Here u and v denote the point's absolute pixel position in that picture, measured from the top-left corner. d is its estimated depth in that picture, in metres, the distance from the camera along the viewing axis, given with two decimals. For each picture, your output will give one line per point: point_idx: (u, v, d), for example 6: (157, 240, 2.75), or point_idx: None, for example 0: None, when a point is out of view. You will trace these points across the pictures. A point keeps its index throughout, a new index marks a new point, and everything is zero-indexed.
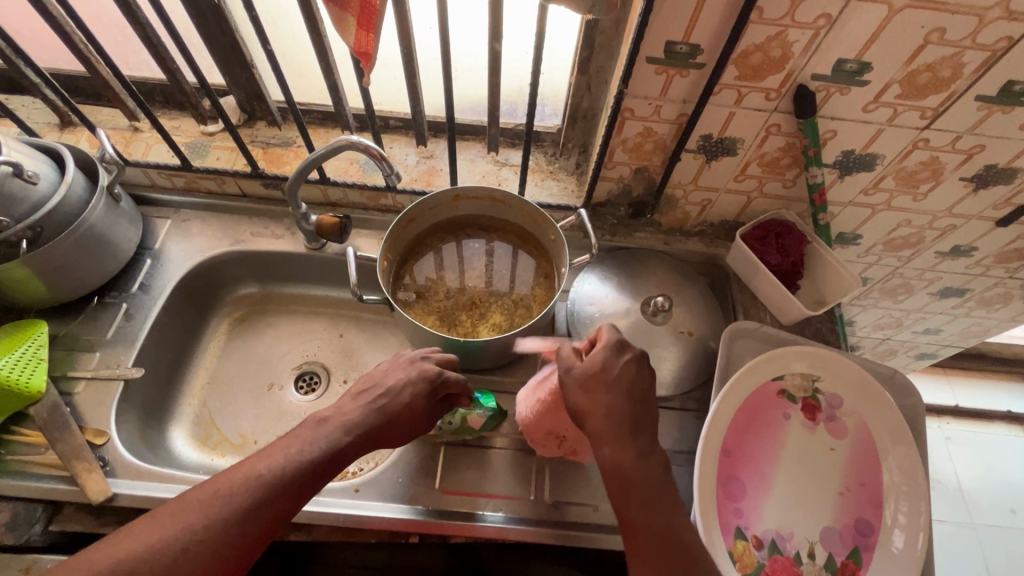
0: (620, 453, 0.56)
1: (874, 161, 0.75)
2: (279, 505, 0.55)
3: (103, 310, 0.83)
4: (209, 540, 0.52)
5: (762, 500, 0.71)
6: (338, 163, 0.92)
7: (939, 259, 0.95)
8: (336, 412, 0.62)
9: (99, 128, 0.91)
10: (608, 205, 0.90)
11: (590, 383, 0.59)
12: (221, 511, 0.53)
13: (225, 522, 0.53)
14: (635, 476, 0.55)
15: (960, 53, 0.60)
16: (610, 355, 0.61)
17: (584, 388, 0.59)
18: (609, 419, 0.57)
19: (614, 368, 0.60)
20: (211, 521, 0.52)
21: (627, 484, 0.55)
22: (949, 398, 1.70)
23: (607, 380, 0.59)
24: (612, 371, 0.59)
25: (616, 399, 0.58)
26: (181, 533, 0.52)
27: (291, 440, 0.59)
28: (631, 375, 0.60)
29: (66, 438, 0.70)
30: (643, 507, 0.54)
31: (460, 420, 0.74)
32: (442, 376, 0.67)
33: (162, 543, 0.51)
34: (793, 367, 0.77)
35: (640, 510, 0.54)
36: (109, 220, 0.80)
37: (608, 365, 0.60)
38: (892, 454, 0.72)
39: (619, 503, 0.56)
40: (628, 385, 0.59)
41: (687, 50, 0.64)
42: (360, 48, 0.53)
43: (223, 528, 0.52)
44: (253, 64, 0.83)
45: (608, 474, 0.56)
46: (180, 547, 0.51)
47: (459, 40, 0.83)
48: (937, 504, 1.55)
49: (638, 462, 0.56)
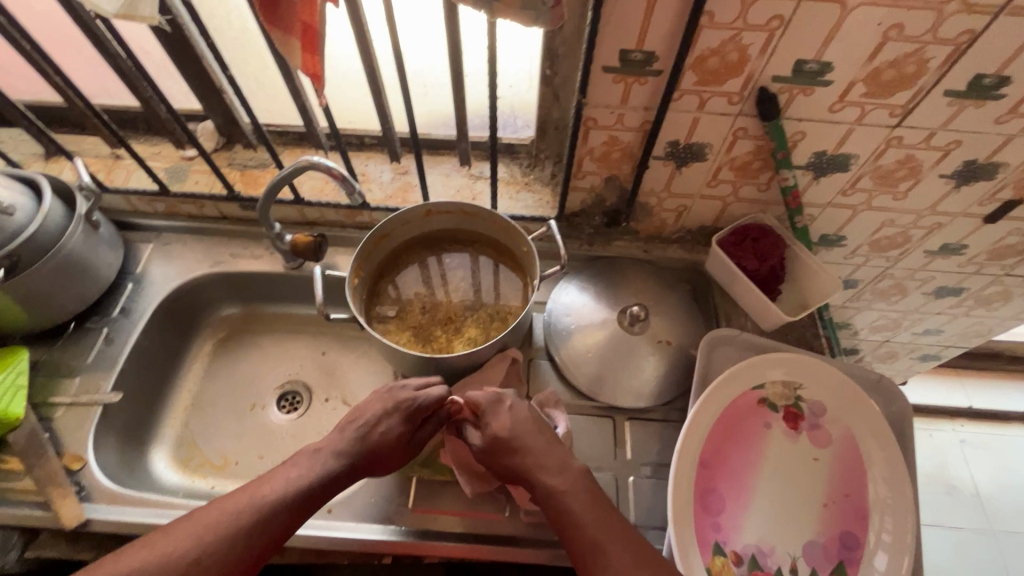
0: (545, 485, 0.58)
1: (849, 161, 0.74)
2: (282, 522, 0.56)
3: (84, 334, 0.85)
4: (218, 557, 0.52)
5: (742, 513, 0.68)
6: (314, 182, 0.92)
7: (929, 258, 0.92)
8: (329, 440, 0.62)
9: (81, 157, 0.93)
10: (582, 214, 0.89)
11: (493, 439, 0.61)
12: (230, 529, 0.53)
13: (232, 540, 0.53)
14: (566, 503, 0.57)
15: (922, 49, 0.59)
16: (491, 411, 0.64)
17: (486, 445, 0.62)
18: (524, 458, 0.60)
19: (502, 415, 0.63)
20: (222, 538, 0.53)
21: (562, 514, 0.57)
22: (962, 399, 1.64)
23: (503, 429, 0.62)
24: (504, 419, 0.63)
25: (522, 437, 0.61)
26: (194, 547, 0.52)
27: (294, 463, 0.60)
28: (520, 415, 0.64)
29: (42, 464, 0.71)
30: (587, 528, 0.55)
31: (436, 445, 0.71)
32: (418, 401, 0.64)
33: (175, 555, 0.52)
34: (772, 375, 0.75)
35: (586, 534, 0.55)
36: (88, 246, 0.81)
37: (500, 420, 0.63)
38: (877, 463, 0.69)
39: (569, 535, 0.56)
40: (527, 426, 0.63)
41: (642, 57, 0.63)
42: (308, 70, 0.53)
43: (231, 546, 0.53)
44: (224, 89, 0.84)
45: (543, 506, 0.58)
46: (191, 560, 0.52)
47: (425, 56, 0.83)
48: (953, 510, 1.49)
49: (566, 486, 0.58)
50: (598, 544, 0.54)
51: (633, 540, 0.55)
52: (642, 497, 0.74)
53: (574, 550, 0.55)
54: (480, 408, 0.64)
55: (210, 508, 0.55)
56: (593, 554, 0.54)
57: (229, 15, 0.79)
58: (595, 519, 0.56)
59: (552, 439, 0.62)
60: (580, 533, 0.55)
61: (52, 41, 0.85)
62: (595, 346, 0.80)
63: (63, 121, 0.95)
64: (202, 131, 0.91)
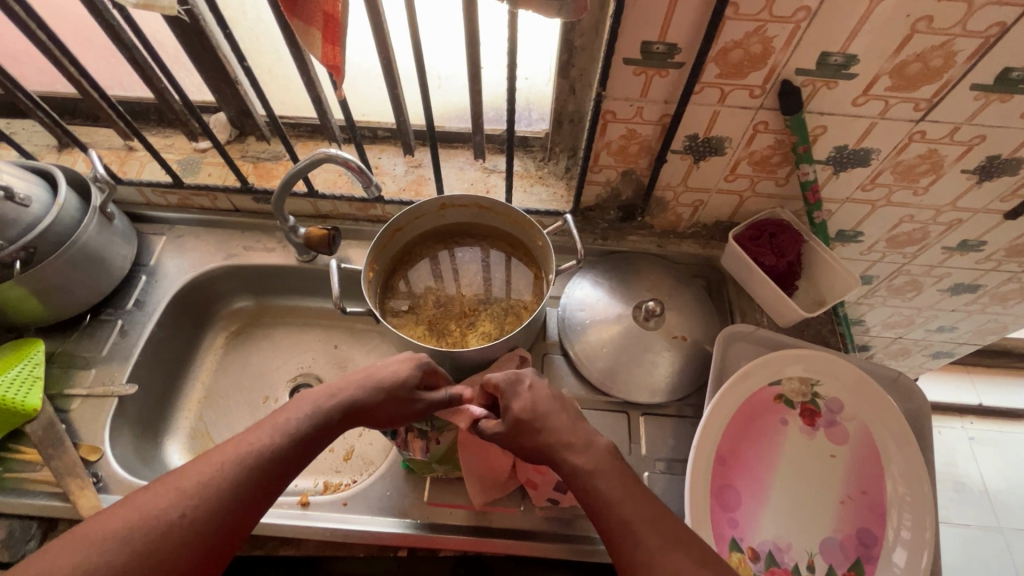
0: (573, 465, 0.57)
1: (869, 156, 0.73)
2: (270, 480, 0.54)
3: (99, 326, 0.85)
4: (203, 512, 0.50)
5: (759, 509, 0.68)
6: (327, 175, 0.92)
7: (947, 254, 0.91)
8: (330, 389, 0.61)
9: (94, 149, 0.93)
10: (598, 209, 0.89)
11: (516, 421, 0.61)
12: (217, 484, 0.51)
13: (220, 499, 0.51)
14: (594, 483, 0.55)
15: (950, 41, 0.58)
16: (513, 391, 0.62)
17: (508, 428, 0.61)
18: (550, 439, 0.59)
19: (523, 397, 0.62)
20: (209, 493, 0.50)
21: (592, 494, 0.55)
22: (972, 397, 1.63)
23: (527, 410, 0.61)
24: (526, 400, 0.62)
25: (545, 419, 0.61)
26: (179, 502, 0.49)
27: (286, 414, 0.58)
28: (542, 395, 0.63)
29: (60, 456, 0.72)
30: (616, 506, 0.53)
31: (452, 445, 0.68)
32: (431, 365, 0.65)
33: (159, 511, 0.49)
34: (789, 371, 0.74)
35: (616, 513, 0.53)
36: (102, 239, 0.81)
37: (523, 401, 0.61)
38: (895, 461, 0.69)
39: (600, 516, 0.54)
40: (547, 405, 0.62)
41: (664, 49, 0.62)
42: (328, 61, 0.53)
43: (218, 506, 0.51)
44: (238, 81, 0.84)
45: (572, 487, 0.57)
46: (176, 515, 0.49)
47: (441, 49, 0.83)
48: (962, 507, 1.48)
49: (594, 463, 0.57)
50: (629, 523, 0.52)
51: (664, 520, 0.52)
52: (658, 492, 0.74)
53: (605, 531, 0.54)
54: (499, 389, 0.62)
55: (194, 463, 0.52)
56: (624, 534, 0.52)
57: (243, 6, 0.78)
58: (625, 498, 0.54)
59: (573, 419, 0.62)
60: (613, 514, 0.53)
61: (64, 33, 0.85)
62: (610, 341, 0.79)
63: (76, 112, 0.94)
64: (216, 123, 0.92)
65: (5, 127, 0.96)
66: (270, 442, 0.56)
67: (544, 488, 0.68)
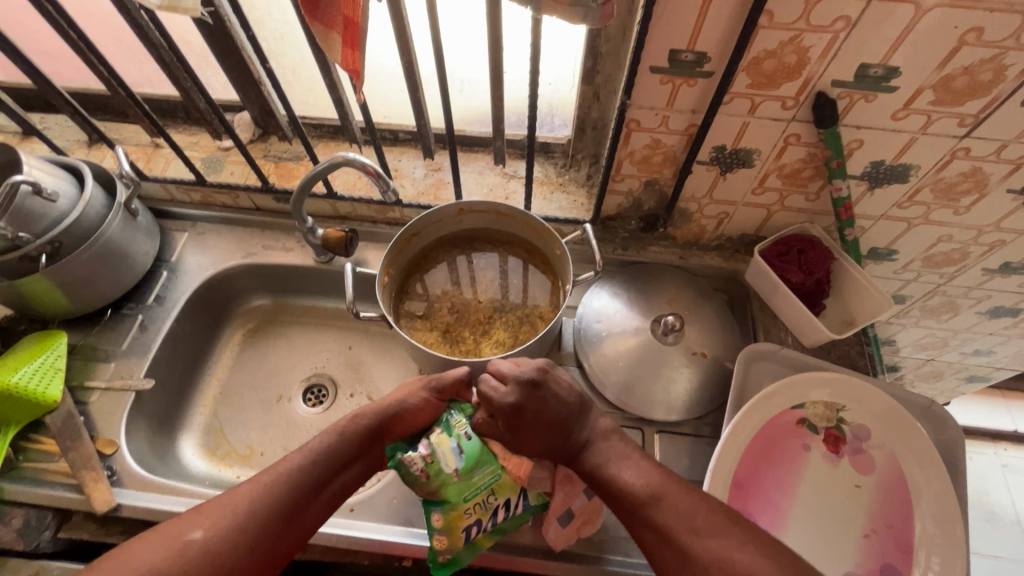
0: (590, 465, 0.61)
1: (908, 172, 0.69)
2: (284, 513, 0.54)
3: (120, 320, 0.86)
4: (221, 543, 0.50)
5: (777, 539, 0.65)
6: (347, 176, 0.92)
7: (987, 276, 0.86)
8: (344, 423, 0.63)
9: (122, 146, 0.95)
10: (618, 218, 0.87)
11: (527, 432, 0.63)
12: (234, 514, 0.52)
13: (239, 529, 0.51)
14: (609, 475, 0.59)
15: (1001, 55, 0.55)
16: (512, 408, 0.63)
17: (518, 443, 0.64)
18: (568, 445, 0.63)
19: (526, 419, 0.63)
20: (230, 523, 0.51)
21: (609, 489, 0.58)
22: (1006, 422, 1.55)
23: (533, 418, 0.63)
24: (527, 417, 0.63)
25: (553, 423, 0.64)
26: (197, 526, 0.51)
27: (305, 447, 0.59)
28: (549, 403, 0.64)
29: (77, 448, 0.73)
30: (633, 495, 0.56)
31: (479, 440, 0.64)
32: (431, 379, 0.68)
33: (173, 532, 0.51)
34: (814, 394, 0.71)
35: (632, 500, 0.55)
36: (126, 234, 0.82)
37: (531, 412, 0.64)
38: (926, 495, 0.65)
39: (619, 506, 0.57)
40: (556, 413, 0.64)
41: (693, 58, 0.60)
42: (348, 65, 0.52)
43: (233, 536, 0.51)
44: (262, 81, 0.84)
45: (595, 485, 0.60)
46: (195, 541, 0.50)
47: (464, 52, 0.82)
48: (991, 538, 1.41)
49: (609, 461, 0.60)
50: (643, 507, 0.55)
51: (682, 499, 0.54)
52: None
53: (625, 519, 0.56)
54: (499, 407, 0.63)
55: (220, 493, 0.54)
56: (635, 518, 0.55)
57: (268, 8, 0.79)
58: (632, 484, 0.56)
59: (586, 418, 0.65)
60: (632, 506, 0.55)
61: (96, 31, 0.86)
62: (626, 354, 0.77)
63: (107, 109, 0.96)
64: (238, 122, 0.92)
65: (38, 122, 0.98)
66: None
67: (566, 499, 0.66)
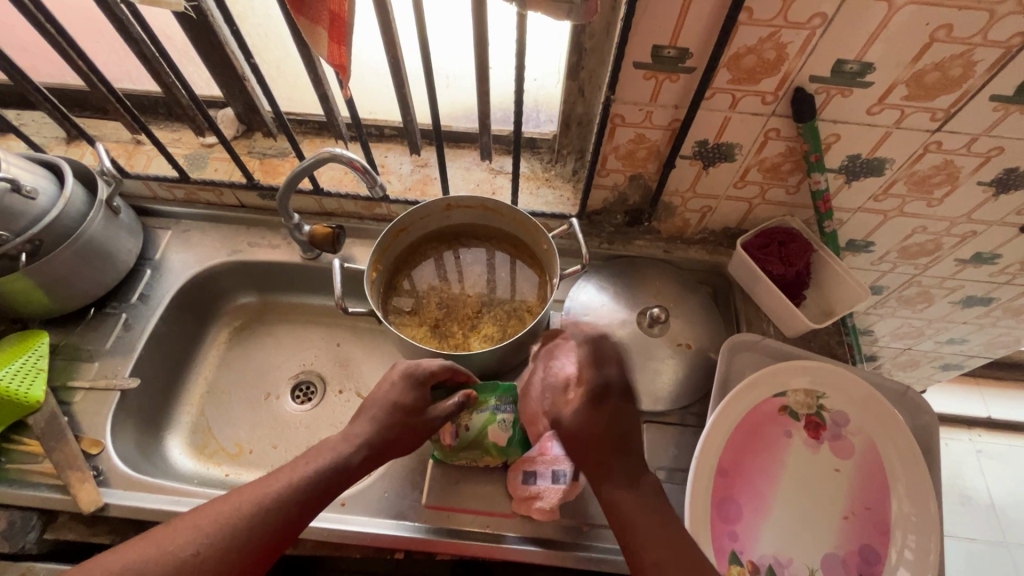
0: (616, 486, 0.56)
1: (883, 166, 0.71)
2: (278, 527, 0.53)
3: (103, 320, 0.85)
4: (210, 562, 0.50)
5: (759, 523, 0.67)
6: (333, 172, 0.92)
7: (959, 266, 0.89)
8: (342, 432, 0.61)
9: (102, 142, 0.93)
10: (604, 213, 0.88)
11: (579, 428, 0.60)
12: (226, 531, 0.51)
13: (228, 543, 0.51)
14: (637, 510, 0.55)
15: (971, 51, 0.57)
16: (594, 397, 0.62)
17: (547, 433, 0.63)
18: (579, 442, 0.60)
19: (600, 404, 0.61)
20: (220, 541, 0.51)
21: (630, 523, 0.54)
22: (980, 409, 1.60)
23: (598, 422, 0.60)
24: (596, 406, 0.61)
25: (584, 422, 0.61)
26: (193, 539, 0.51)
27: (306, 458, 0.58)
28: (618, 414, 0.61)
29: (61, 448, 0.72)
30: (657, 544, 0.52)
31: (481, 428, 0.68)
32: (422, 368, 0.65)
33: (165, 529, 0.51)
34: (795, 383, 0.73)
35: (652, 549, 0.52)
36: (108, 232, 0.81)
37: (598, 413, 0.60)
38: (902, 478, 0.68)
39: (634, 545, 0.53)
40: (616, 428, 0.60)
41: (675, 53, 0.61)
42: (334, 60, 0.52)
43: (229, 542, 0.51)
44: (245, 77, 0.83)
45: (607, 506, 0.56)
46: (191, 552, 0.50)
47: (449, 48, 0.82)
48: (966, 521, 1.46)
49: (639, 496, 0.56)
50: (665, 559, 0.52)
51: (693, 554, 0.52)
52: None
53: (634, 558, 0.53)
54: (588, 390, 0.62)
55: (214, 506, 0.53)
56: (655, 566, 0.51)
57: (251, 3, 0.78)
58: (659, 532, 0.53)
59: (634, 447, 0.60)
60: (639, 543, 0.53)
61: (74, 26, 0.85)
62: None
63: (85, 105, 0.94)
64: (222, 118, 0.91)
65: (14, 118, 0.96)
66: None
67: (533, 460, 0.70)
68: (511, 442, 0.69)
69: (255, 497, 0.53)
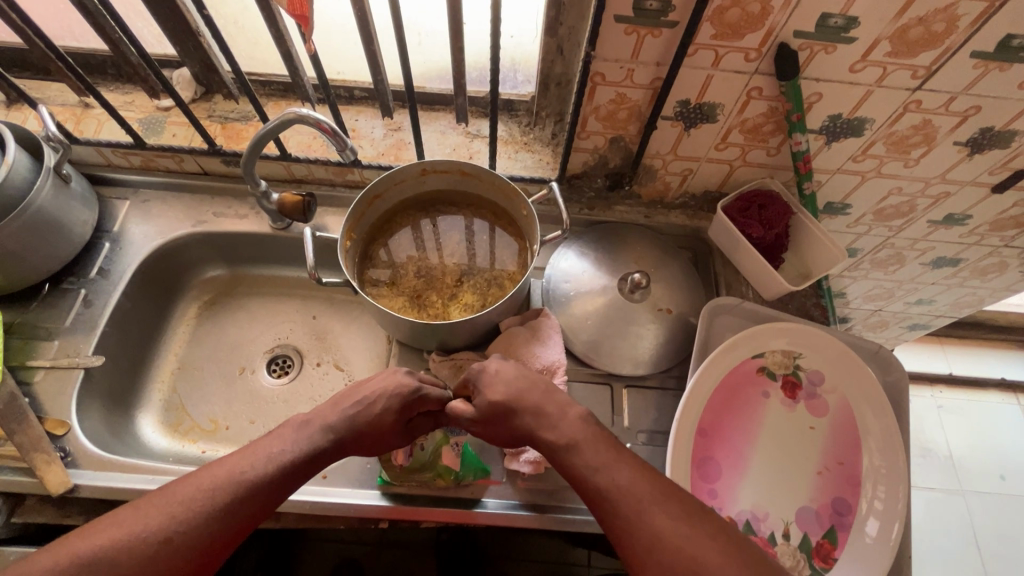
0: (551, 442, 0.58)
1: (863, 126, 0.71)
2: (259, 504, 0.53)
3: (61, 295, 0.81)
4: (185, 536, 0.49)
5: (738, 481, 0.69)
6: (301, 137, 0.87)
7: (931, 228, 0.91)
8: (318, 413, 0.61)
9: (46, 106, 0.87)
10: (584, 177, 0.86)
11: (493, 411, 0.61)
12: (205, 507, 0.51)
13: (198, 522, 0.50)
14: (573, 455, 0.56)
15: (954, 4, 0.55)
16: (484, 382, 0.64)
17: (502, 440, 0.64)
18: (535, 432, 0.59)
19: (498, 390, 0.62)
20: (193, 518, 0.50)
21: (572, 467, 0.55)
22: (942, 366, 1.68)
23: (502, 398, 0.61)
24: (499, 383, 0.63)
25: (523, 413, 0.60)
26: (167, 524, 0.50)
27: (275, 439, 0.57)
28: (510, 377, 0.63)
29: (24, 430, 0.67)
30: (598, 482, 0.53)
31: (435, 449, 0.68)
32: (419, 390, 0.64)
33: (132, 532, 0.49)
34: (773, 344, 0.74)
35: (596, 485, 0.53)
36: (59, 203, 0.76)
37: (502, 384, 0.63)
38: (873, 432, 0.70)
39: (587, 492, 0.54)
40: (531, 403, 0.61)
41: (657, 6, 0.59)
42: (295, 11, 0.49)
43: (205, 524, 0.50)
44: (201, 33, 0.78)
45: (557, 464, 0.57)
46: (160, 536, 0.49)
47: (420, 3, 0.78)
48: (927, 472, 1.54)
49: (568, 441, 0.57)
50: (609, 492, 0.52)
51: (644, 487, 0.52)
52: None
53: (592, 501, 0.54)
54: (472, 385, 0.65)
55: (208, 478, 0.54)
56: (606, 504, 0.52)
57: None
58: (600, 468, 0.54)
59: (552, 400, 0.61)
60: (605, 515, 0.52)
61: None
62: (594, 313, 0.78)
63: (25, 65, 0.87)
64: (177, 79, 0.86)
65: None
66: (258, 460, 0.55)
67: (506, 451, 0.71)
68: (466, 464, 0.68)
69: (228, 471, 0.53)
